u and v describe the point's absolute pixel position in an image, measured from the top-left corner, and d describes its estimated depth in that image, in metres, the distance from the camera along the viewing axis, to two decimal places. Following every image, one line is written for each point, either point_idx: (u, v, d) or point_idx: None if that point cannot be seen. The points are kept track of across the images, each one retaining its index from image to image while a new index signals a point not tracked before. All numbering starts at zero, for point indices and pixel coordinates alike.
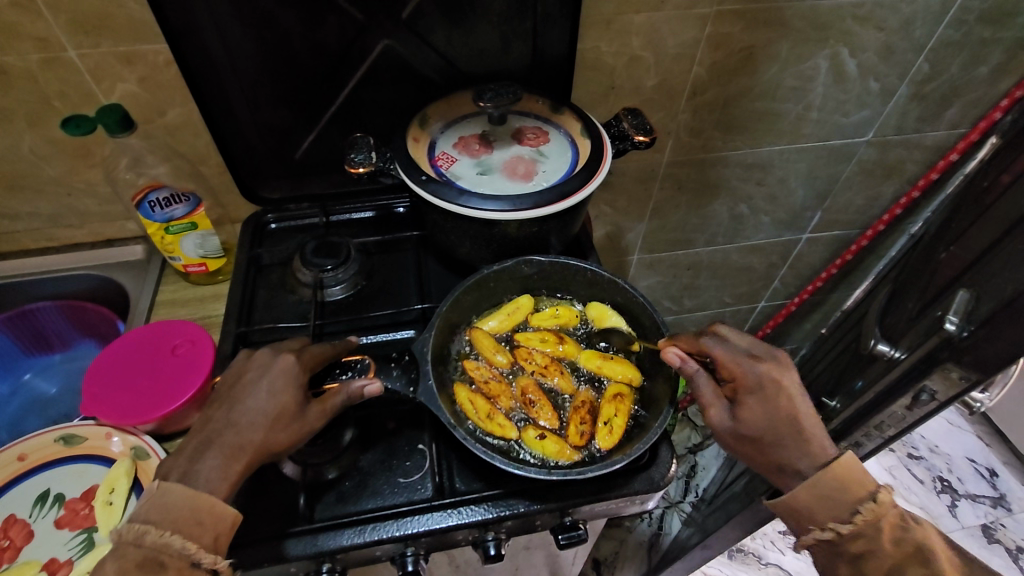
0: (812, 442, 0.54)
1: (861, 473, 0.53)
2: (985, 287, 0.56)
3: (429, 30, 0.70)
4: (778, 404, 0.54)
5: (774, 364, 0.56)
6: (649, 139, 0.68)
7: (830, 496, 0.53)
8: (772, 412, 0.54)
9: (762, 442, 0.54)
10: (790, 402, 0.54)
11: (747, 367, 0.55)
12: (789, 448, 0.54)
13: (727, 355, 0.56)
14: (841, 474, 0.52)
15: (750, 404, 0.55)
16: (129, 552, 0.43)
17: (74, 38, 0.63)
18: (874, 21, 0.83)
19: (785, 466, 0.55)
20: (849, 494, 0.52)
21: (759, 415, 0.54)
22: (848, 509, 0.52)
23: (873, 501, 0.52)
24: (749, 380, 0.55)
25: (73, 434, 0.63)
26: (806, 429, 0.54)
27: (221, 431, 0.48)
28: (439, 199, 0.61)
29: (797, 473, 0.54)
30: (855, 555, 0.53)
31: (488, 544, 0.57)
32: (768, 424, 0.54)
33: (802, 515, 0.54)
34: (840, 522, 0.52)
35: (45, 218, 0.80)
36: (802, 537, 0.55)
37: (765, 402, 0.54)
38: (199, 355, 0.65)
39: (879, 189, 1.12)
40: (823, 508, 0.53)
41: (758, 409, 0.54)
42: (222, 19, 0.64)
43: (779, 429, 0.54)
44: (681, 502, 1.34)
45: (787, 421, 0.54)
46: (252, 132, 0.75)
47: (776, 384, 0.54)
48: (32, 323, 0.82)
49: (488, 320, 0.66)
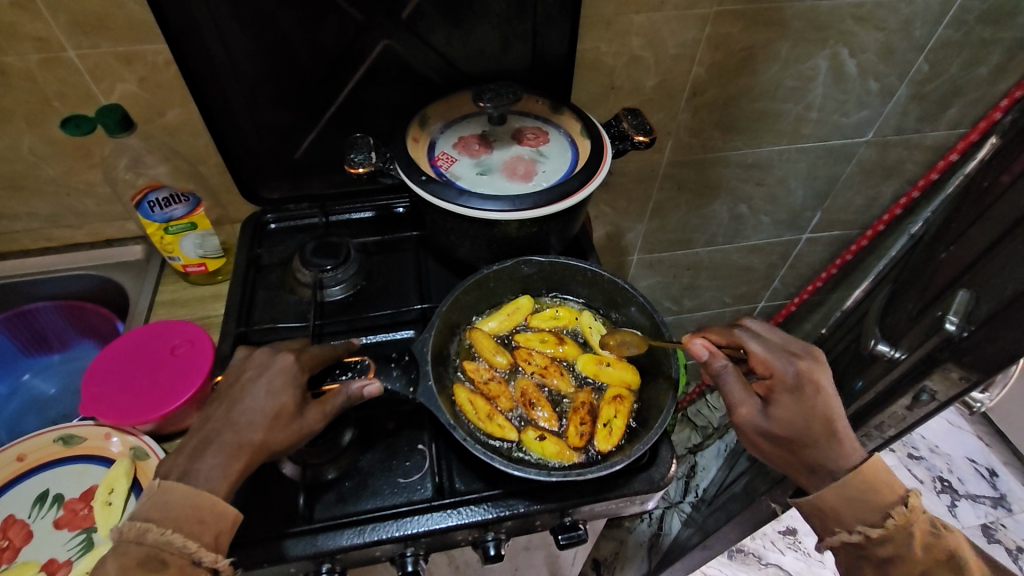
0: (843, 442, 0.54)
1: (891, 477, 0.52)
2: (985, 287, 0.56)
3: (428, 30, 0.70)
4: (812, 402, 0.54)
5: (811, 363, 0.56)
6: (649, 139, 0.68)
7: (858, 499, 0.53)
8: (806, 409, 0.54)
9: (793, 442, 0.54)
10: (825, 401, 0.54)
11: (783, 364, 0.56)
12: (821, 448, 0.54)
13: (762, 353, 0.56)
14: (871, 478, 0.52)
15: (784, 402, 0.55)
16: (130, 550, 0.43)
17: (73, 38, 0.63)
18: (874, 21, 0.82)
19: (816, 465, 0.55)
20: (878, 497, 0.52)
21: (793, 414, 0.54)
22: (879, 513, 0.52)
23: (904, 506, 0.52)
24: (786, 377, 0.55)
25: (73, 435, 0.62)
26: (839, 429, 0.54)
27: (221, 430, 0.48)
28: (438, 199, 0.61)
29: (828, 473, 0.54)
30: (883, 558, 0.53)
31: (488, 545, 0.57)
32: (800, 422, 0.54)
33: (830, 517, 0.54)
34: (870, 526, 0.52)
35: (44, 218, 0.80)
36: (829, 538, 0.55)
37: (800, 400, 0.54)
38: (199, 355, 0.65)
39: (879, 189, 1.12)
40: (851, 510, 0.53)
41: (791, 406, 0.54)
42: (221, 19, 0.64)
43: (812, 428, 0.54)
44: (681, 502, 1.34)
45: (820, 421, 0.54)
46: (251, 132, 0.75)
47: (812, 382, 0.54)
48: (31, 323, 0.82)
49: (488, 321, 0.66)
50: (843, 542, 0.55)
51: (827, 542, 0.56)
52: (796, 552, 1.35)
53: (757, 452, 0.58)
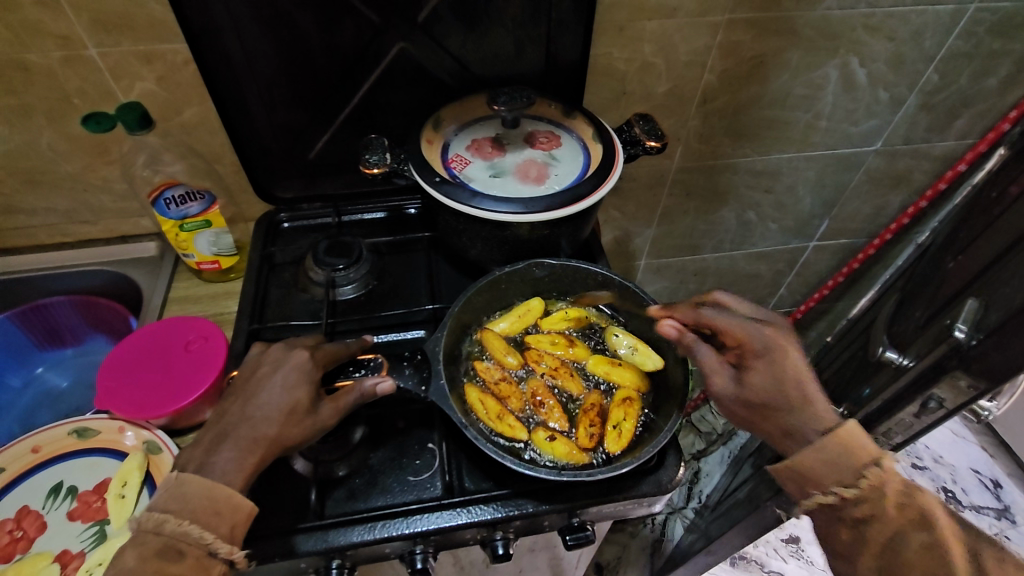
0: (817, 406, 0.54)
1: (867, 440, 0.51)
2: (994, 296, 0.57)
3: (444, 34, 0.71)
4: (784, 367, 0.54)
5: (778, 331, 0.56)
6: (660, 144, 0.68)
7: (834, 461, 0.52)
8: (779, 374, 0.54)
9: (768, 407, 0.54)
10: (795, 365, 0.54)
11: (752, 333, 0.56)
12: (796, 413, 0.54)
13: (731, 322, 0.56)
14: (849, 441, 0.51)
15: (757, 369, 0.55)
16: (148, 540, 0.44)
17: (95, 36, 0.64)
18: (884, 31, 0.83)
19: (791, 431, 0.54)
20: (852, 459, 0.51)
21: (766, 380, 0.54)
22: (853, 474, 0.51)
23: (878, 467, 0.51)
24: (756, 344, 0.55)
25: (87, 427, 0.63)
26: (810, 392, 0.54)
27: (237, 424, 0.49)
28: (451, 200, 0.62)
29: (803, 438, 0.54)
30: (858, 520, 0.52)
31: (496, 544, 0.57)
32: (774, 387, 0.54)
33: (806, 480, 0.53)
34: (844, 487, 0.51)
35: (61, 213, 0.81)
36: (806, 501, 0.55)
37: (773, 364, 0.54)
38: (213, 351, 0.66)
39: (887, 198, 1.12)
40: (828, 471, 0.52)
41: (765, 372, 0.54)
42: (241, 21, 0.65)
43: (786, 392, 0.54)
44: (684, 508, 1.33)
45: (793, 385, 0.54)
46: (267, 132, 0.76)
47: (782, 347, 0.55)
48: (45, 317, 0.83)
49: (500, 321, 0.67)
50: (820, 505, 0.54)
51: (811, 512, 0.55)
52: (798, 560, 1.35)
53: (735, 420, 0.58)
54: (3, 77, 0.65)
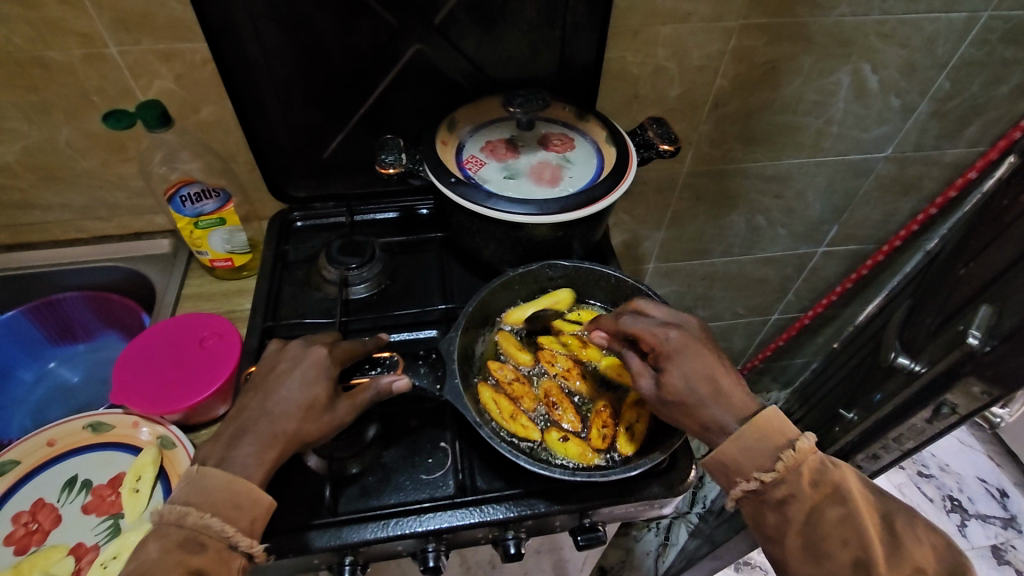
0: (731, 398, 0.53)
1: (782, 423, 0.51)
2: (1008, 304, 0.57)
3: (459, 36, 0.71)
4: (695, 365, 0.54)
5: (688, 331, 0.56)
6: (673, 148, 0.68)
7: (752, 447, 0.51)
8: (691, 373, 0.54)
9: (687, 405, 0.53)
10: (705, 363, 0.54)
11: (662, 335, 0.56)
12: (713, 407, 0.53)
13: (642, 326, 0.57)
14: (764, 426, 0.51)
15: (671, 370, 0.54)
16: (171, 532, 0.44)
17: (116, 34, 0.64)
18: (897, 38, 0.83)
19: (710, 425, 0.52)
20: (768, 442, 0.51)
21: (681, 379, 0.53)
22: (771, 457, 0.50)
23: (793, 448, 0.50)
24: (666, 345, 0.55)
25: (102, 422, 0.64)
26: (723, 385, 0.54)
27: (256, 419, 0.49)
28: (466, 201, 0.62)
29: (722, 429, 0.52)
30: (779, 501, 0.50)
31: (508, 543, 0.57)
32: (690, 386, 0.53)
33: (729, 467, 0.52)
34: (764, 470, 0.50)
35: (77, 210, 0.81)
36: (730, 490, 0.52)
37: (684, 363, 0.54)
38: (227, 348, 0.68)
39: (897, 205, 1.12)
40: (747, 457, 0.51)
41: (677, 370, 0.54)
42: (260, 21, 0.66)
43: (699, 388, 0.53)
44: (688, 513, 1.33)
45: (706, 382, 0.53)
46: (282, 131, 0.77)
47: (691, 347, 0.55)
48: (59, 312, 0.83)
49: (527, 307, 0.67)
50: (744, 493, 0.52)
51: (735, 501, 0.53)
52: None
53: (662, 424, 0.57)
54: (24, 73, 0.66)
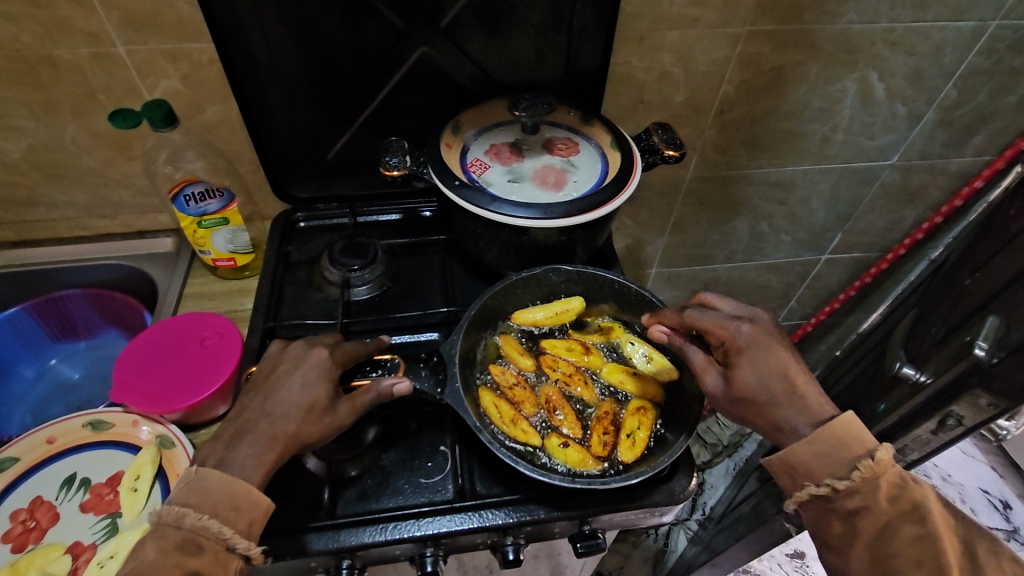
0: (805, 398, 0.53)
1: (862, 431, 0.51)
2: (1016, 315, 0.56)
3: (466, 39, 0.72)
4: (767, 362, 0.54)
5: (760, 327, 0.56)
6: (678, 153, 0.68)
7: (828, 453, 0.51)
8: (763, 370, 0.54)
9: (756, 404, 0.54)
10: (778, 360, 0.54)
11: (733, 330, 0.55)
12: (785, 407, 0.53)
13: (712, 320, 0.57)
14: (842, 432, 0.51)
15: (742, 367, 0.54)
16: (168, 534, 0.44)
17: (124, 33, 0.65)
18: (904, 46, 0.83)
19: (781, 424, 0.53)
20: (846, 451, 0.50)
21: (752, 377, 0.54)
22: (846, 466, 0.50)
23: (872, 459, 0.49)
24: (737, 341, 0.55)
25: (101, 420, 0.63)
26: (798, 384, 0.54)
27: (256, 421, 0.49)
28: (471, 204, 0.62)
29: (794, 429, 0.53)
30: (849, 511, 0.50)
31: (507, 549, 0.57)
32: (761, 384, 0.53)
33: (798, 471, 0.52)
34: (838, 478, 0.50)
35: (80, 207, 0.81)
36: (796, 494, 0.53)
37: (756, 360, 0.54)
38: (228, 348, 0.67)
39: (902, 213, 1.11)
40: (821, 463, 0.51)
41: (749, 367, 0.54)
42: (267, 22, 0.66)
43: (772, 385, 0.53)
44: (688, 519, 1.31)
45: (778, 380, 0.53)
46: (286, 132, 0.77)
47: (763, 343, 0.55)
48: (61, 310, 0.83)
49: (535, 312, 0.67)
50: (812, 498, 0.52)
51: (797, 504, 0.53)
52: None
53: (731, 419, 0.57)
54: (32, 72, 0.66)
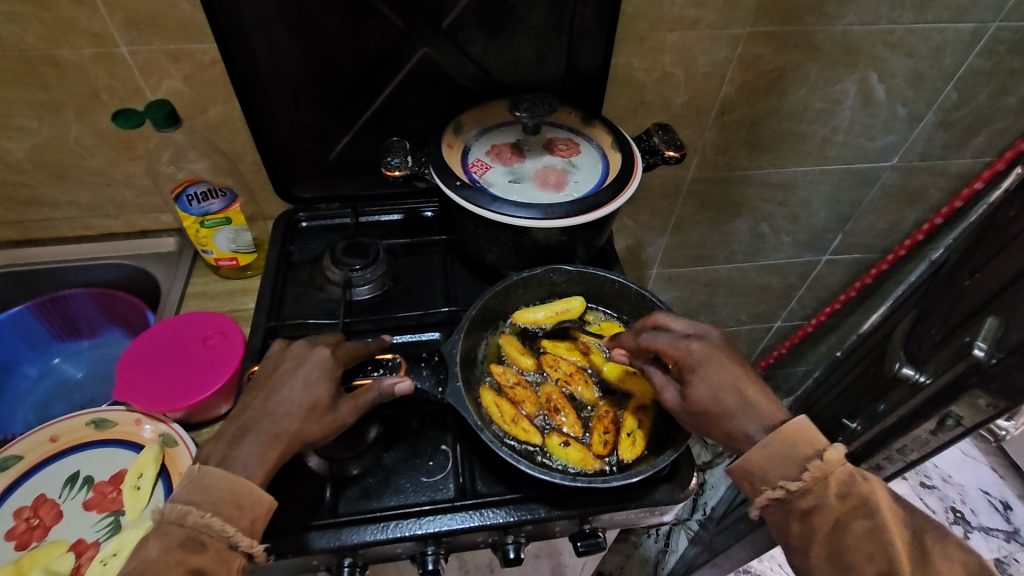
0: (757, 407, 0.53)
1: (810, 432, 0.51)
2: (1016, 316, 0.57)
3: (467, 41, 0.72)
4: (718, 377, 0.53)
5: (710, 343, 0.56)
6: (679, 154, 0.68)
7: (779, 455, 0.51)
8: (715, 385, 0.53)
9: (712, 417, 0.53)
10: (729, 374, 0.54)
11: (684, 349, 0.55)
12: (739, 418, 0.52)
13: (665, 341, 0.56)
14: (792, 435, 0.51)
15: (695, 384, 0.54)
16: (171, 531, 0.44)
17: (127, 34, 0.65)
18: (905, 48, 0.83)
19: (737, 434, 0.52)
20: (795, 451, 0.50)
21: (705, 392, 0.53)
22: (797, 467, 0.50)
23: (821, 459, 0.50)
24: (689, 359, 0.55)
25: (105, 419, 0.64)
26: (749, 396, 0.53)
27: (258, 419, 0.50)
28: (471, 205, 0.62)
29: (749, 437, 0.52)
30: (805, 511, 0.50)
31: (508, 547, 0.57)
32: (714, 399, 0.53)
33: (754, 474, 0.51)
34: (790, 480, 0.50)
35: (84, 207, 0.82)
36: (754, 498, 0.52)
37: (708, 376, 0.54)
38: (231, 347, 0.68)
39: (902, 214, 1.11)
40: (774, 465, 0.51)
41: (701, 383, 0.53)
42: (269, 23, 0.66)
43: (726, 399, 0.53)
44: (688, 519, 1.31)
45: (731, 393, 0.53)
46: (288, 132, 0.77)
47: (713, 359, 0.54)
48: (64, 309, 0.84)
49: (536, 311, 0.67)
50: (770, 501, 0.51)
51: (758, 510, 0.53)
52: None
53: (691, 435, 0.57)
54: (36, 72, 0.66)
